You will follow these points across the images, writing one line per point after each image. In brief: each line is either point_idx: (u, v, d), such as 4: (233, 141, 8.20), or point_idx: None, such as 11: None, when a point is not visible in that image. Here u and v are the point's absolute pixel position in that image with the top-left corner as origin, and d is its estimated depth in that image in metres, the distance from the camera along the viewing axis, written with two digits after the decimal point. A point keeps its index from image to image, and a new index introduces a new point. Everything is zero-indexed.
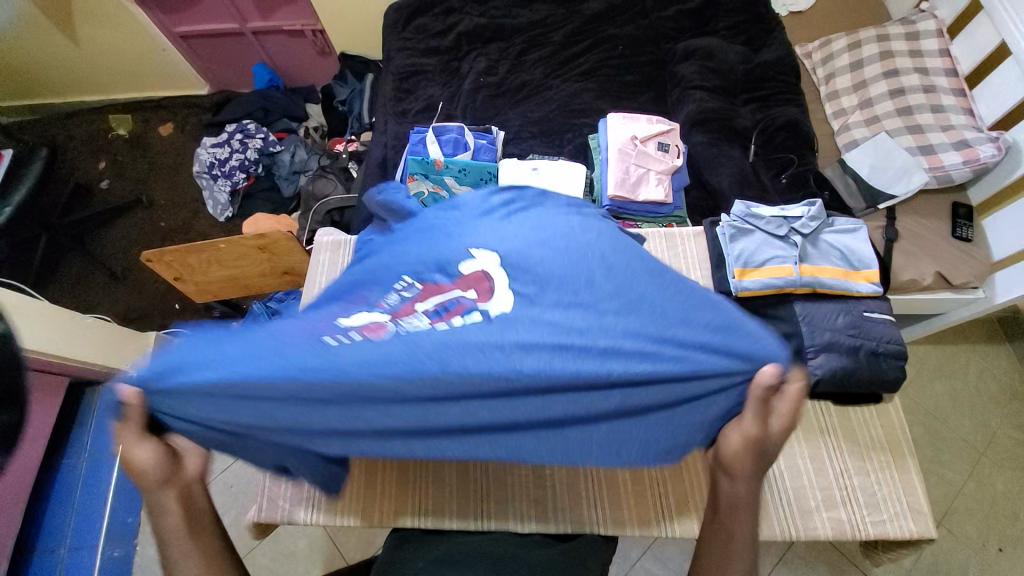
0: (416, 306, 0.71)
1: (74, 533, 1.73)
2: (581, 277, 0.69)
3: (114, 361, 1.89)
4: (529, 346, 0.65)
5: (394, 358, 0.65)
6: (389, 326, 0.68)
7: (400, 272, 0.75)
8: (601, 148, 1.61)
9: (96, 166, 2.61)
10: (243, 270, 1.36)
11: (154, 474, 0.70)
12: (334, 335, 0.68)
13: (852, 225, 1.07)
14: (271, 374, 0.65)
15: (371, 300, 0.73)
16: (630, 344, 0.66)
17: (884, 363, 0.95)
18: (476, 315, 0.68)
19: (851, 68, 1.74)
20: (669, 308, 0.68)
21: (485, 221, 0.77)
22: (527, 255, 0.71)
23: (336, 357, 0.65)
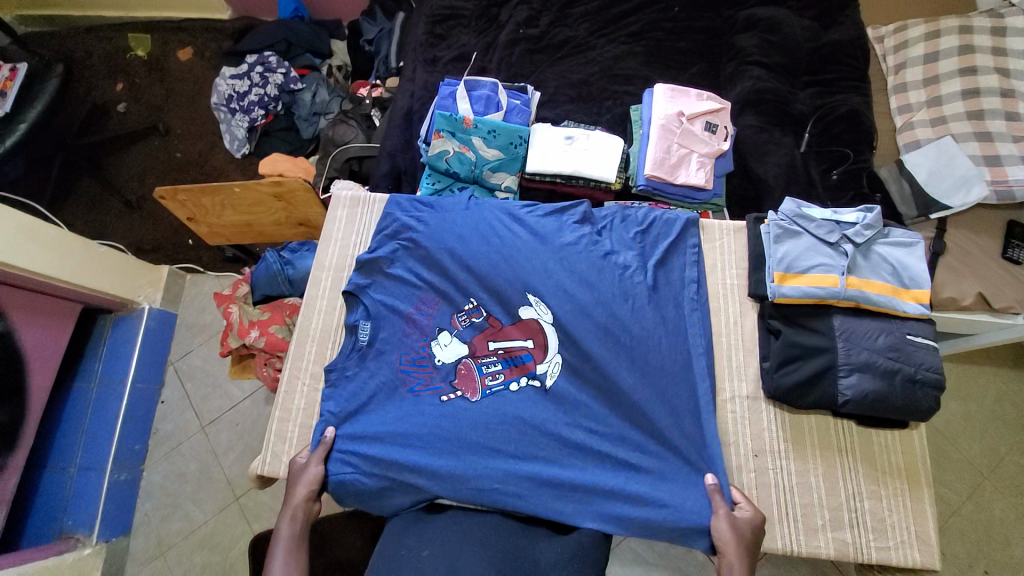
0: (498, 374, 1.00)
1: (84, 455, 1.77)
2: (617, 363, 0.97)
3: (122, 291, 1.87)
4: (578, 420, 0.96)
5: (490, 419, 0.96)
6: (483, 390, 0.99)
7: (485, 342, 1.03)
8: (642, 121, 1.49)
9: (114, 87, 2.52)
10: (257, 217, 1.31)
11: (304, 489, 0.93)
12: (448, 394, 0.99)
13: (909, 239, 0.98)
14: (410, 424, 0.96)
15: (465, 363, 1.01)
16: (642, 435, 0.95)
17: (920, 392, 0.89)
18: (536, 382, 0.99)
19: (925, 59, 1.57)
20: (674, 400, 0.96)
21: (545, 288, 1.03)
22: (576, 340, 0.99)
23: (453, 414, 0.97)
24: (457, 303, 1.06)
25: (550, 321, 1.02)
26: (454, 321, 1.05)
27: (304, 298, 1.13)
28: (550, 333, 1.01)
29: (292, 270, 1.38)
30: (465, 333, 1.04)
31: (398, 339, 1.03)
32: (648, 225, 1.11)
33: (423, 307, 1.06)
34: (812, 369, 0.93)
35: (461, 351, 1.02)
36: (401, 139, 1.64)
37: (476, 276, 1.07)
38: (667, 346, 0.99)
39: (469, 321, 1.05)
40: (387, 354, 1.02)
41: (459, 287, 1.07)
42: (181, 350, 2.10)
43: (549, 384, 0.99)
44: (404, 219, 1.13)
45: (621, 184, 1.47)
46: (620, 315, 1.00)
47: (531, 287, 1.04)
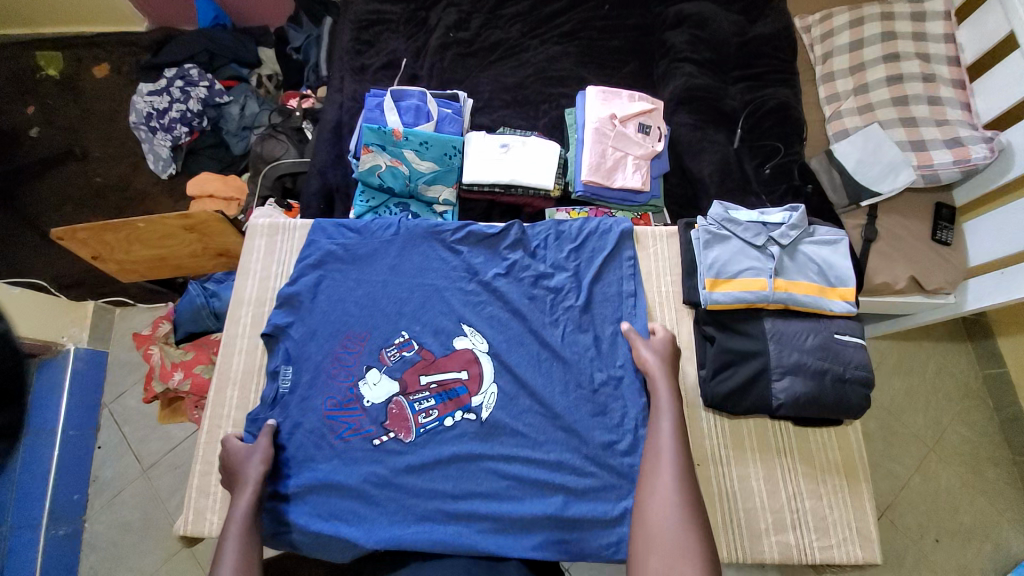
0: (431, 410, 0.98)
1: (16, 511, 1.57)
2: (550, 388, 0.99)
3: (33, 330, 1.70)
4: (513, 450, 0.95)
5: (426, 457, 0.95)
6: (416, 429, 0.97)
7: (416, 376, 1.00)
8: (576, 125, 1.46)
9: (23, 110, 2.30)
10: (170, 251, 1.20)
11: (257, 466, 0.91)
12: (380, 437, 0.97)
13: (833, 237, 0.99)
14: (345, 472, 0.95)
15: (397, 402, 0.98)
16: (579, 459, 0.95)
17: (849, 390, 0.91)
18: (471, 416, 0.97)
19: (850, 48, 1.61)
20: (608, 418, 0.97)
21: (476, 318, 1.03)
22: (511, 369, 1.00)
23: (387, 456, 0.95)
24: (385, 338, 1.02)
25: (484, 351, 1.01)
26: (382, 357, 1.01)
27: (222, 340, 1.04)
28: (485, 361, 1.01)
29: (217, 303, 1.28)
30: (394, 369, 1.01)
31: (321, 384, 0.99)
32: (583, 240, 1.08)
33: (349, 345, 1.01)
34: (746, 376, 0.92)
35: (392, 388, 0.99)
36: (332, 155, 1.56)
37: (407, 308, 1.04)
38: (600, 366, 1.00)
39: (399, 355, 1.01)
40: (313, 400, 0.98)
41: (387, 321, 1.03)
42: (116, 391, 1.92)
43: (485, 417, 0.97)
44: (325, 250, 1.08)
45: (560, 191, 1.45)
46: (552, 342, 1.01)
47: (462, 317, 1.04)
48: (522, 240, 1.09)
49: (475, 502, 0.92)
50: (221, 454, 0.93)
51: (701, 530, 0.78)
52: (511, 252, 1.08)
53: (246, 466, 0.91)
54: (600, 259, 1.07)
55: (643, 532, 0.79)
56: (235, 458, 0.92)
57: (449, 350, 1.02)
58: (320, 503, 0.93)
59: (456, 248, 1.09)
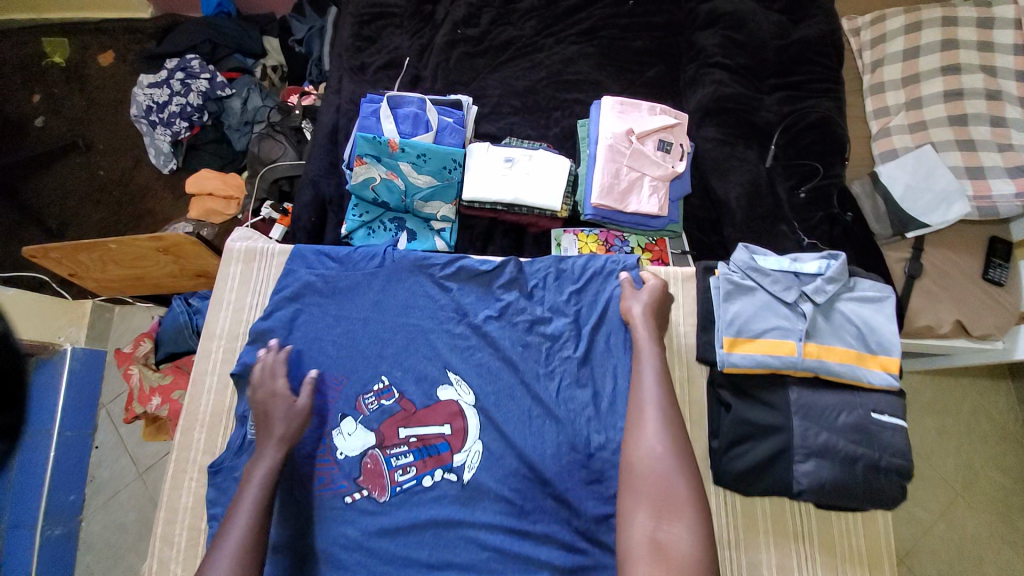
0: (409, 467, 0.89)
1: (14, 511, 1.54)
2: (541, 445, 0.88)
3: (27, 331, 1.65)
4: (497, 519, 0.85)
5: (401, 521, 0.85)
6: (392, 488, 0.88)
7: (395, 429, 0.91)
8: (589, 140, 1.33)
9: (28, 98, 2.25)
10: (148, 271, 1.14)
11: (291, 425, 0.85)
12: (353, 494, 0.88)
13: (876, 294, 0.86)
14: (312, 533, 0.86)
15: (372, 456, 0.89)
16: (569, 532, 0.85)
17: (883, 479, 0.79)
18: (452, 476, 0.88)
19: (905, 56, 1.41)
20: (604, 489, 0.87)
21: (463, 365, 0.94)
22: (498, 426, 0.90)
23: (359, 518, 0.86)
24: (363, 383, 0.93)
25: (470, 403, 0.92)
26: (359, 405, 0.92)
27: (191, 375, 0.97)
28: (471, 415, 0.91)
29: (201, 321, 1.21)
30: (371, 419, 0.91)
31: None
32: (589, 287, 0.99)
33: (324, 389, 0.93)
34: (764, 454, 0.81)
35: (368, 440, 0.90)
36: (326, 163, 1.47)
37: (389, 351, 0.95)
38: (597, 426, 0.89)
39: (378, 404, 0.92)
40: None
41: (367, 364, 0.94)
42: (114, 392, 1.90)
43: (467, 478, 0.88)
44: (303, 281, 0.99)
45: (568, 212, 1.32)
46: (547, 395, 0.91)
47: (449, 363, 0.94)
48: (520, 279, 1.00)
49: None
50: (263, 402, 0.87)
51: (691, 484, 0.71)
52: (507, 292, 0.99)
53: (283, 418, 0.85)
54: (601, 302, 0.98)
55: (631, 485, 0.73)
56: (274, 409, 0.86)
57: (433, 400, 0.92)
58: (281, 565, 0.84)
59: (447, 285, 0.99)
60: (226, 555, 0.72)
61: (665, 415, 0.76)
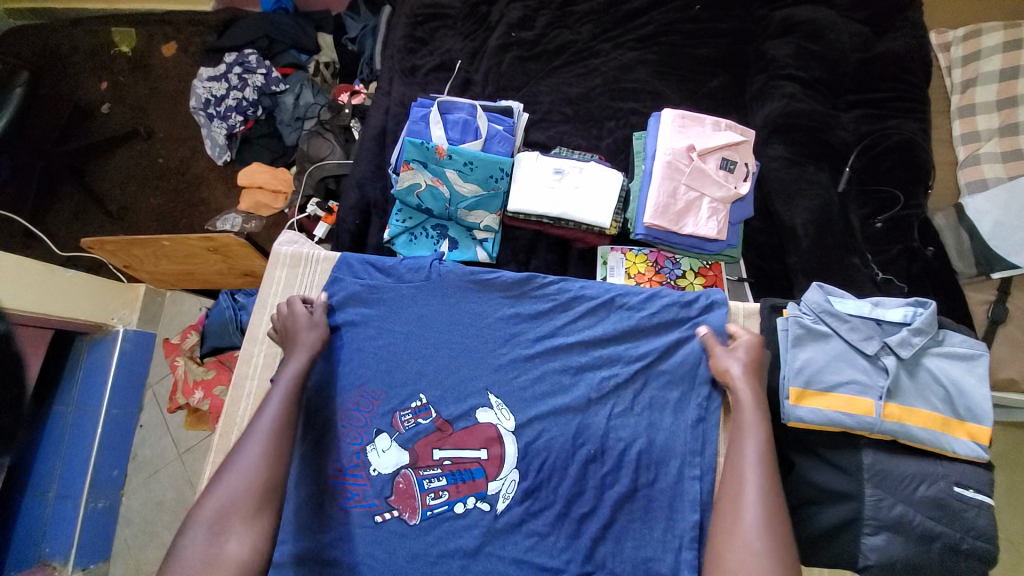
0: (441, 491, 0.85)
1: (61, 482, 1.69)
2: (586, 482, 0.84)
3: (86, 314, 1.75)
4: (530, 556, 0.81)
5: (430, 547, 0.82)
6: (422, 511, 0.84)
7: (428, 449, 0.87)
8: (645, 154, 1.25)
9: (98, 86, 2.37)
10: (196, 267, 1.16)
11: (315, 336, 0.90)
12: (383, 513, 0.84)
13: (971, 350, 0.76)
14: (342, 549, 0.83)
15: (405, 475, 0.86)
16: (603, 573, 0.80)
17: (965, 564, 0.69)
18: (485, 505, 0.84)
19: (1002, 76, 1.27)
20: (647, 535, 0.81)
21: (507, 389, 0.89)
22: (535, 456, 0.85)
23: (386, 539, 0.83)
24: (400, 398, 0.90)
25: (509, 429, 0.87)
26: (395, 421, 0.89)
27: (232, 377, 0.98)
28: (509, 441, 0.86)
29: (245, 318, 1.23)
30: (406, 437, 0.88)
31: (321, 444, 0.88)
32: (647, 316, 0.91)
33: (361, 401, 0.90)
34: (831, 521, 0.73)
35: (401, 458, 0.87)
36: (372, 165, 1.46)
37: (428, 367, 0.91)
38: (645, 468, 0.84)
39: (414, 422, 0.88)
40: (312, 461, 0.88)
41: (405, 379, 0.91)
42: (160, 373, 1.99)
43: (502, 508, 0.83)
44: (348, 289, 0.97)
45: (617, 229, 1.26)
46: (594, 429, 0.86)
47: (489, 386, 0.89)
48: (574, 300, 0.93)
49: None
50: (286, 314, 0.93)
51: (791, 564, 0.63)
52: (560, 314, 0.93)
53: (304, 329, 0.90)
54: (658, 336, 0.90)
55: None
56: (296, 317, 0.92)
57: (471, 423, 0.88)
58: None
59: (493, 302, 0.94)
60: (250, 454, 0.74)
61: (770, 501, 0.65)
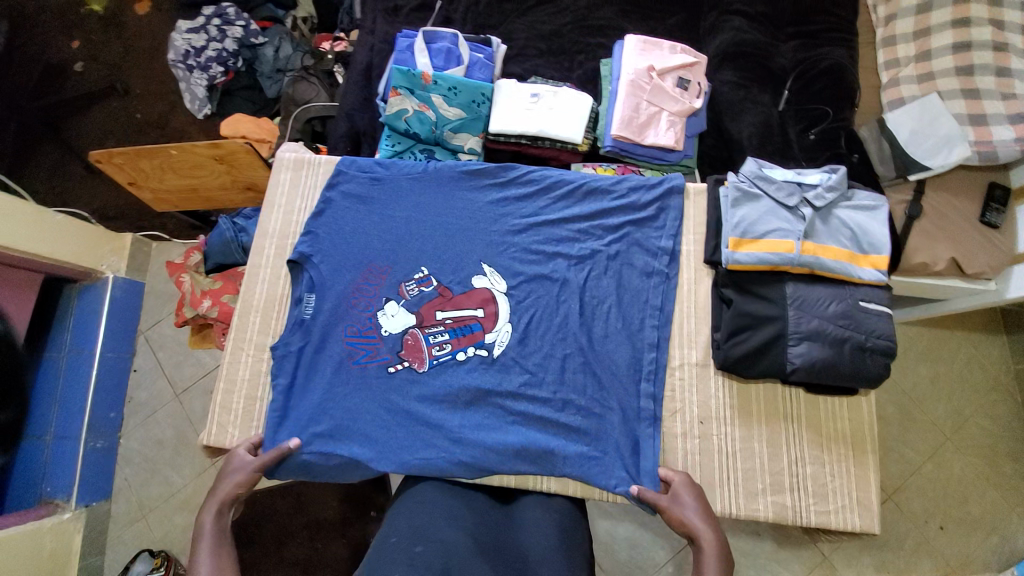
0: (445, 344, 1.00)
1: (59, 422, 1.62)
2: (569, 329, 0.99)
3: (49, 247, 1.56)
4: (523, 389, 0.96)
5: (435, 387, 0.98)
6: (430, 360, 0.99)
7: (432, 311, 1.01)
8: (612, 78, 1.41)
9: (67, 43, 2.34)
10: (201, 181, 1.27)
11: (236, 487, 0.88)
12: (395, 365, 0.99)
13: (873, 202, 0.95)
14: (359, 393, 0.98)
15: (412, 334, 1.00)
16: (585, 400, 0.95)
17: (869, 359, 0.88)
18: (483, 352, 0.99)
19: (918, 10, 1.44)
20: (618, 368, 0.97)
21: (497, 260, 1.04)
22: (525, 312, 1.01)
23: (400, 384, 0.98)
24: (405, 272, 1.04)
25: (501, 291, 1.02)
26: (401, 290, 1.03)
27: (247, 266, 1.09)
28: (501, 301, 1.01)
29: (246, 238, 1.31)
30: (412, 303, 1.02)
31: (341, 311, 1.02)
32: (618, 201, 1.05)
33: (370, 276, 1.04)
34: (762, 340, 0.91)
35: (408, 321, 1.01)
36: (361, 97, 1.55)
37: (428, 246, 1.05)
38: (615, 311, 0.99)
39: (418, 290, 1.03)
40: (333, 327, 1.02)
41: (408, 257, 1.05)
42: (152, 319, 1.90)
43: (497, 354, 0.98)
44: (352, 181, 1.11)
45: (588, 145, 1.41)
46: (570, 288, 1.01)
47: (483, 258, 1.04)
48: (551, 187, 1.08)
49: (479, 438, 0.94)
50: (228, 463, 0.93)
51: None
52: (541, 200, 1.08)
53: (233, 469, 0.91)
54: (624, 211, 1.05)
55: None
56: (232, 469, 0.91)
57: (466, 289, 1.02)
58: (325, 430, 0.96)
59: (484, 191, 1.09)
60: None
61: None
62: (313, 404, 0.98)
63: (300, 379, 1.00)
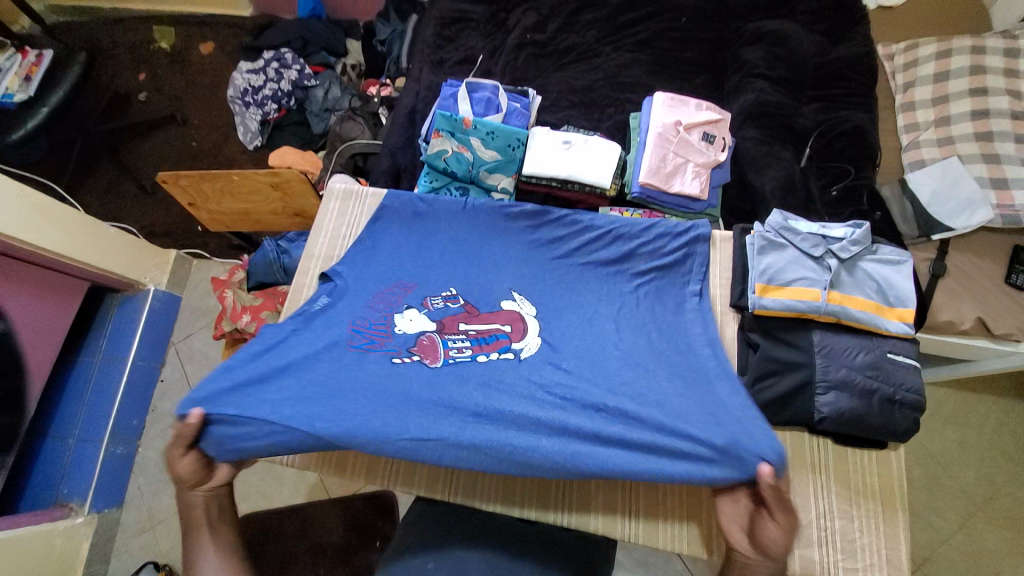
0: (464, 348, 0.96)
1: (84, 425, 1.65)
2: (601, 348, 0.95)
3: (101, 257, 1.63)
4: (540, 390, 0.88)
5: (445, 378, 0.90)
6: (444, 359, 0.95)
7: (455, 322, 1.00)
8: (640, 129, 1.50)
9: (137, 76, 2.57)
10: (254, 206, 1.37)
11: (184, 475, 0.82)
12: (403, 356, 0.95)
13: (897, 256, 0.98)
14: (358, 376, 0.89)
15: (429, 336, 0.98)
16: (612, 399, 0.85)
17: (898, 413, 0.88)
18: (508, 356, 0.95)
19: (935, 79, 1.52)
20: (641, 377, 0.89)
21: (526, 287, 1.06)
22: (550, 330, 0.99)
23: (408, 373, 0.91)
24: (434, 288, 1.06)
25: (530, 313, 1.01)
26: (426, 303, 1.03)
27: (291, 286, 1.16)
28: (530, 321, 1.00)
29: (288, 259, 1.38)
30: (434, 313, 1.02)
31: (359, 308, 1.02)
32: (647, 243, 1.11)
33: (396, 289, 1.06)
34: (789, 386, 0.92)
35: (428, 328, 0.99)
36: (404, 137, 1.67)
37: (459, 271, 1.09)
38: (664, 341, 0.96)
39: (443, 305, 1.03)
40: (345, 319, 1.00)
41: (438, 277, 1.08)
42: (184, 332, 1.97)
43: (524, 357, 0.95)
44: (395, 214, 1.18)
45: (616, 190, 1.48)
46: (603, 314, 1.01)
47: (513, 284, 1.07)
48: (580, 228, 1.14)
49: (491, 433, 0.82)
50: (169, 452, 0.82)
51: None
52: (573, 239, 1.14)
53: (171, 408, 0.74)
54: (652, 256, 1.10)
55: None
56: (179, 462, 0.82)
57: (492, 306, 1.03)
58: (299, 409, 0.80)
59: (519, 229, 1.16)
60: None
61: None
62: (298, 381, 0.86)
63: (290, 349, 0.92)
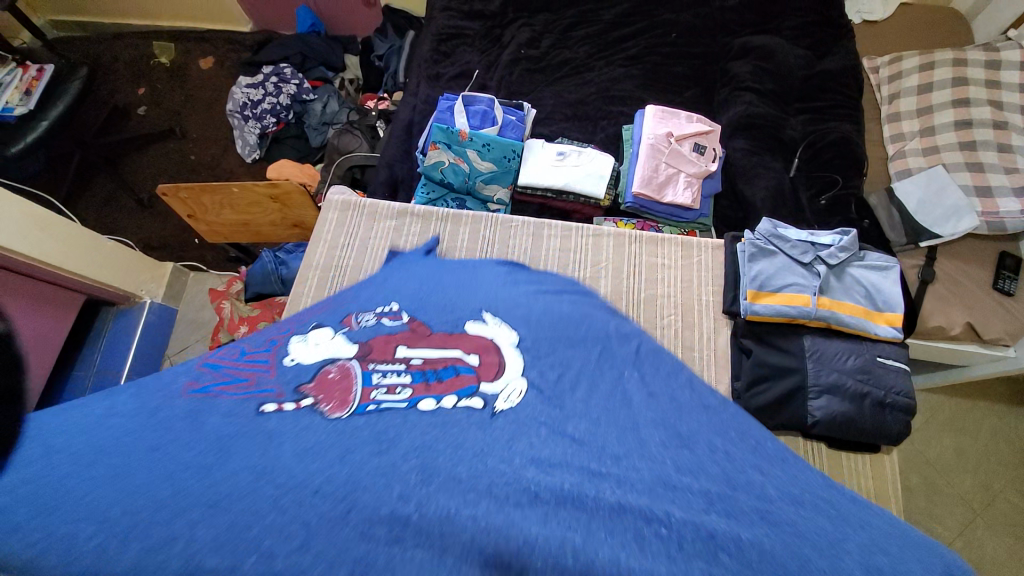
0: (400, 387, 0.64)
1: None
2: (633, 419, 0.62)
3: (96, 271, 1.65)
4: (543, 475, 0.53)
5: (380, 445, 0.54)
6: (360, 405, 0.60)
7: (392, 346, 0.71)
8: (633, 141, 1.54)
9: (136, 90, 2.61)
10: (253, 218, 1.39)
11: None
12: (286, 402, 0.59)
13: (884, 262, 1.00)
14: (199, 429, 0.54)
15: (342, 366, 0.65)
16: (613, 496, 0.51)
17: (889, 415, 0.89)
18: (474, 403, 0.63)
19: (919, 91, 1.56)
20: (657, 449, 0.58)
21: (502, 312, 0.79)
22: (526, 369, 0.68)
23: (281, 430, 0.55)
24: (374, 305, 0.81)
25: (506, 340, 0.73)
26: (351, 321, 0.76)
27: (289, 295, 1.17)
28: (510, 351, 0.71)
29: (285, 270, 1.39)
30: (363, 334, 0.72)
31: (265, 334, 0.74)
32: (639, 254, 1.16)
33: (323, 314, 0.80)
34: (782, 391, 0.93)
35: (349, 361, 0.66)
36: (401, 150, 1.70)
37: (411, 292, 0.85)
38: (729, 428, 0.62)
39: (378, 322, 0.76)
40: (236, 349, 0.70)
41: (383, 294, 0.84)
42: (179, 345, 1.96)
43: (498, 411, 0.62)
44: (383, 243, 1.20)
45: (610, 201, 1.50)
46: (627, 380, 0.69)
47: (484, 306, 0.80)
48: (575, 237, 1.19)
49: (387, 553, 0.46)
50: None
51: None
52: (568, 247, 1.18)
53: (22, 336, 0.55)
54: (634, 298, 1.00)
55: None
56: None
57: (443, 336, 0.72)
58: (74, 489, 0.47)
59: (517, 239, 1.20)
60: None
61: None
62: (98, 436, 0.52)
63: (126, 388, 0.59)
